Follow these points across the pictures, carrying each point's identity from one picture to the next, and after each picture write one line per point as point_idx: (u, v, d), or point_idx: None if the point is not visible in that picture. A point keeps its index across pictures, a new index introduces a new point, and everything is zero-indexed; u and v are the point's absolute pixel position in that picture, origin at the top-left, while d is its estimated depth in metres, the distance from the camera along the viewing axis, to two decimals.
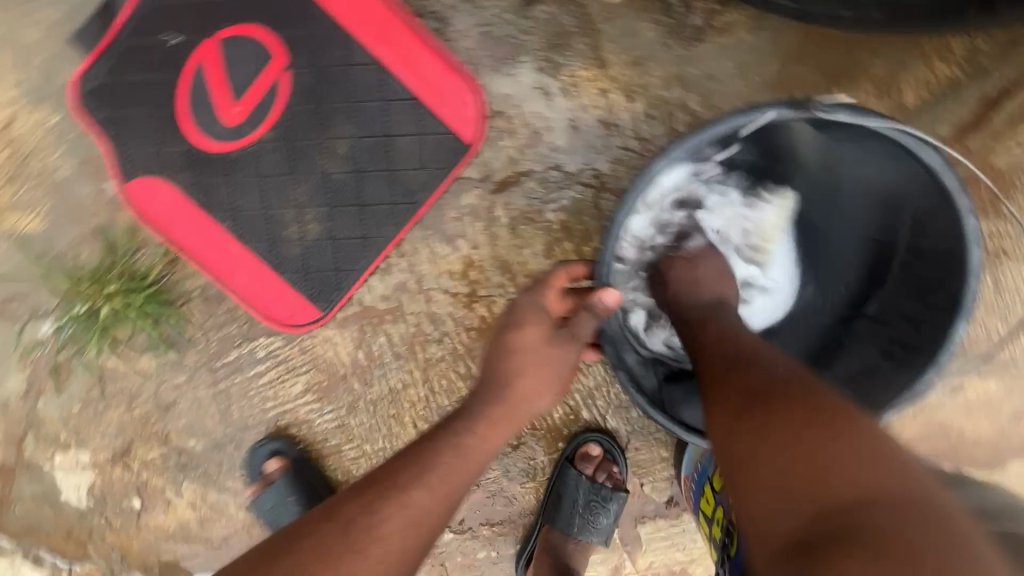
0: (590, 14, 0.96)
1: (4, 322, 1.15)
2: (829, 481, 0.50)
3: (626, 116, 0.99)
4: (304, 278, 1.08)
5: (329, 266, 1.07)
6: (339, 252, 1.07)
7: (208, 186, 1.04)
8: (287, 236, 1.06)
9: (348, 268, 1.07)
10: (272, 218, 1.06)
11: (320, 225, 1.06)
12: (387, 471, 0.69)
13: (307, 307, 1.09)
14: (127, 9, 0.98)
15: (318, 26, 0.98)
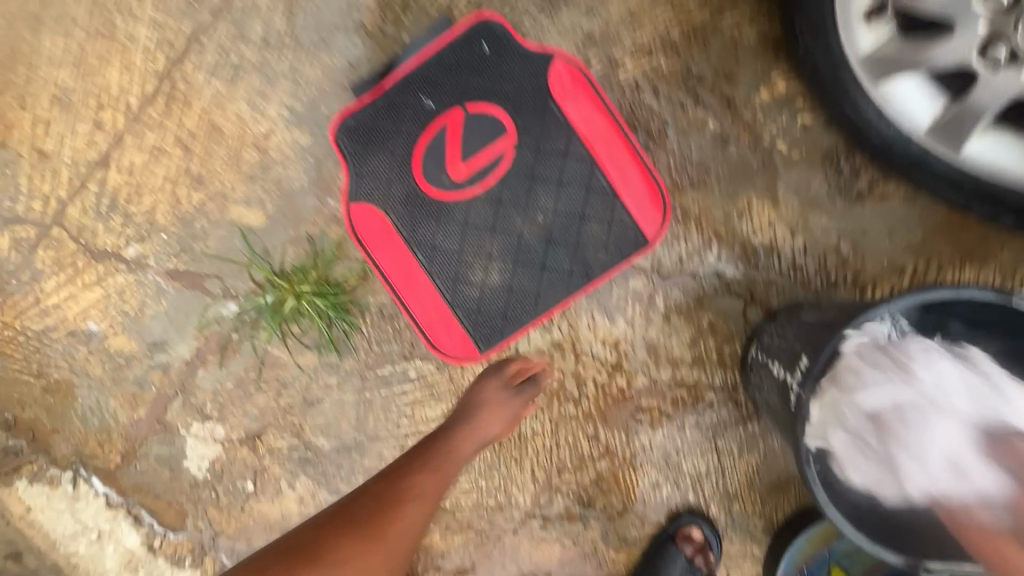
0: (773, 160, 1.16)
1: (196, 295, 1.28)
2: None
3: (786, 247, 1.17)
4: (474, 318, 1.22)
5: (499, 313, 1.21)
6: (511, 303, 1.21)
7: (417, 222, 1.21)
8: (470, 279, 1.21)
9: (515, 318, 1.21)
10: (462, 260, 1.21)
11: (502, 277, 1.21)
12: (391, 484, 0.99)
13: (468, 343, 1.22)
14: (399, 71, 1.20)
15: (549, 119, 1.19)
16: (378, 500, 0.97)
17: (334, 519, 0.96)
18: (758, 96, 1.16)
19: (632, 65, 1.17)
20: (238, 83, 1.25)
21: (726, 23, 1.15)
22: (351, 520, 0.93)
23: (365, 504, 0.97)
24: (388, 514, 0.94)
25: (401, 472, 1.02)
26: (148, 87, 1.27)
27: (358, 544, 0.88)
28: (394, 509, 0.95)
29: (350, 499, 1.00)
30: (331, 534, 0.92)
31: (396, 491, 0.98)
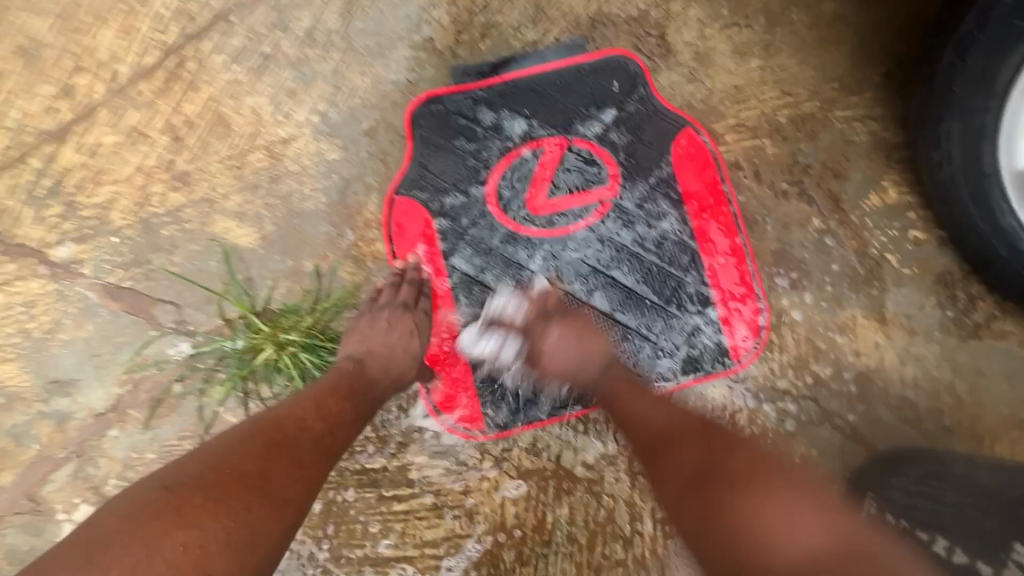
0: (882, 273, 1.01)
1: (136, 325, 0.95)
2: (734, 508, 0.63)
3: (893, 376, 0.98)
4: (498, 386, 0.96)
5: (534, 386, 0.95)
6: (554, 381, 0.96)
7: (470, 259, 0.98)
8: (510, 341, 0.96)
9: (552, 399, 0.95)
10: (508, 318, 0.97)
11: None
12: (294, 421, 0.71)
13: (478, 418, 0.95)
14: (504, 80, 1.02)
15: (657, 180, 1.01)
16: (285, 431, 0.69)
17: (182, 479, 0.61)
18: (867, 200, 1.02)
19: (733, 142, 1.03)
20: (263, 76, 1.01)
21: (837, 117, 1.04)
22: (226, 484, 0.61)
23: (249, 455, 0.64)
24: (294, 455, 0.67)
25: (298, 406, 0.73)
26: (147, 59, 1.01)
27: (252, 506, 0.60)
28: (298, 458, 0.68)
29: (220, 443, 0.66)
30: (196, 488, 0.60)
31: (290, 428, 0.69)
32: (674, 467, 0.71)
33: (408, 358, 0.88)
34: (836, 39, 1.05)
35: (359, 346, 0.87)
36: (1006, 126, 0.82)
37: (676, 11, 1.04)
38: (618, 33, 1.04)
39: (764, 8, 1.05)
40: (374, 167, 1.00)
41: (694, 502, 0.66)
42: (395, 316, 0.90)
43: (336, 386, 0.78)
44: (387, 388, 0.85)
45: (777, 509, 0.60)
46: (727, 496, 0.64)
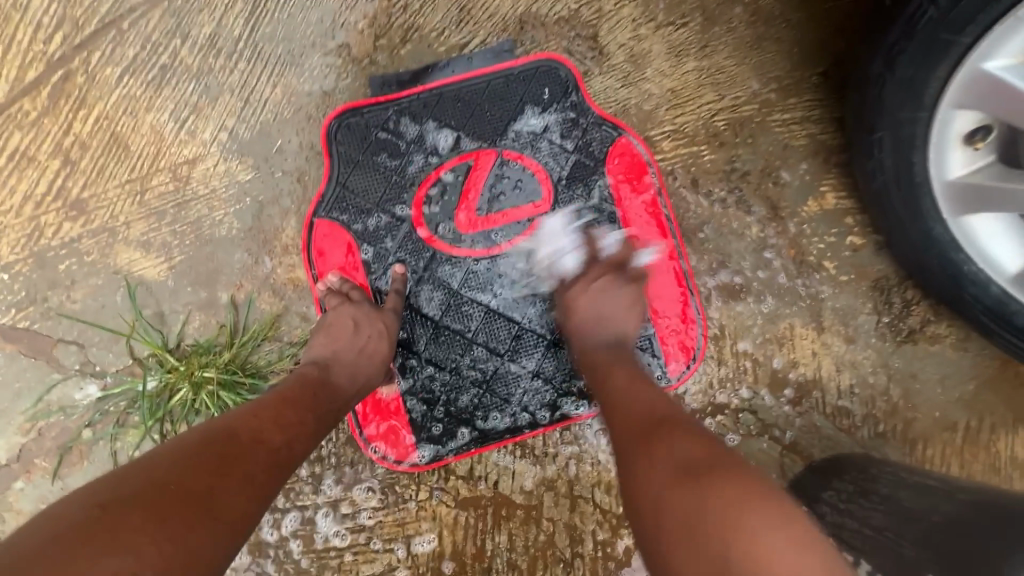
0: (819, 281, 1.00)
1: (36, 369, 0.88)
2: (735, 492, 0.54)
3: (830, 385, 0.98)
4: (431, 416, 0.92)
5: (466, 412, 0.92)
6: (487, 407, 0.93)
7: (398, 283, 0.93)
8: (440, 369, 0.92)
9: (485, 427, 0.92)
10: (438, 345, 0.92)
11: (480, 368, 0.93)
12: (246, 429, 0.62)
13: (410, 448, 0.92)
14: (429, 88, 0.95)
15: (592, 194, 0.98)
16: (232, 438, 0.60)
17: (122, 493, 0.51)
18: (806, 206, 1.00)
19: (670, 149, 0.99)
20: (163, 89, 0.93)
21: (775, 120, 1.01)
22: (181, 483, 0.53)
23: (199, 469, 0.55)
24: (250, 473, 0.58)
25: (254, 417, 0.64)
26: (30, 74, 0.91)
27: (199, 527, 0.50)
28: (250, 461, 0.59)
29: (163, 454, 0.56)
30: (141, 497, 0.50)
31: (246, 443, 0.60)
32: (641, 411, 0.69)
33: (376, 364, 0.81)
34: (773, 37, 1.01)
35: (326, 348, 0.80)
36: (935, 137, 0.79)
37: (608, 10, 0.99)
38: (548, 35, 0.98)
39: (701, 4, 1.00)
40: (290, 188, 0.93)
41: (684, 501, 0.55)
42: (362, 316, 0.84)
43: (297, 396, 0.70)
44: (354, 399, 0.78)
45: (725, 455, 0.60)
46: (703, 445, 0.61)
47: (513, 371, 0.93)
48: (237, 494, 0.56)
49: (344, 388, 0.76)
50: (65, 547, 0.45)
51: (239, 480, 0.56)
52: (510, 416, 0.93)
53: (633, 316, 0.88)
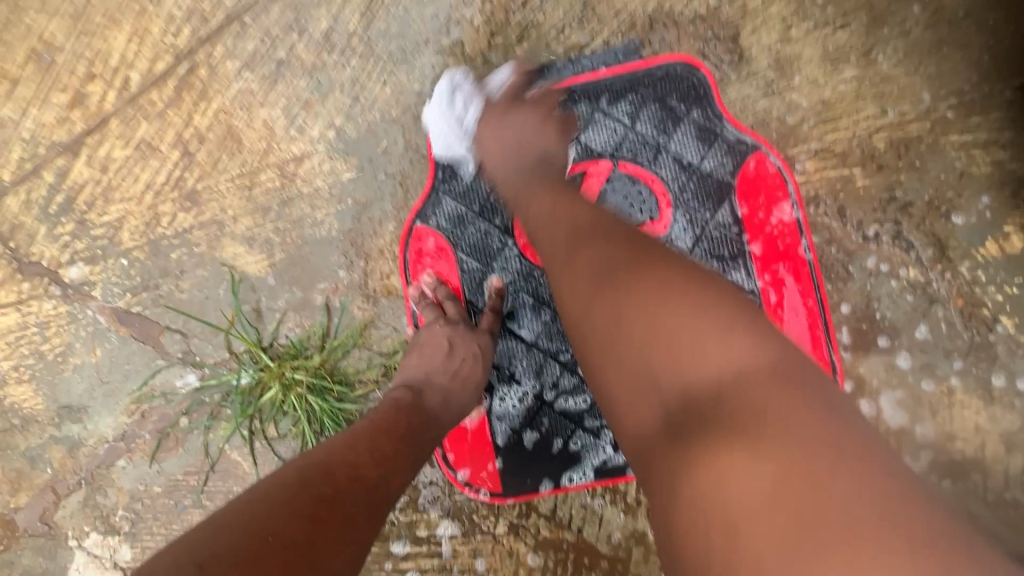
0: (995, 340, 0.82)
1: (144, 353, 0.91)
2: (705, 364, 0.49)
3: (994, 467, 0.82)
4: (516, 444, 0.85)
5: (555, 446, 0.85)
6: (576, 444, 0.84)
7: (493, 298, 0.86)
8: (529, 396, 0.85)
9: (572, 464, 0.84)
10: (530, 371, 0.85)
11: (572, 400, 0.85)
12: (346, 463, 0.57)
13: (493, 478, 0.85)
14: (546, 90, 0.88)
15: (719, 217, 0.86)
16: (328, 473, 0.55)
17: (228, 532, 0.46)
18: (983, 247, 0.83)
19: (814, 172, 0.85)
20: (277, 84, 0.92)
21: (951, 142, 0.84)
22: (281, 524, 0.48)
23: (300, 505, 0.50)
24: (349, 515, 0.53)
25: (352, 449, 0.60)
26: (159, 65, 0.94)
27: None
28: (347, 503, 0.53)
29: (266, 485, 0.53)
30: (243, 541, 0.46)
31: (343, 481, 0.55)
32: (577, 297, 0.59)
33: (470, 392, 0.76)
34: (960, 42, 0.84)
35: (418, 371, 0.75)
36: None
37: (754, 7, 0.86)
38: (679, 35, 0.87)
39: (868, 2, 0.85)
40: (392, 191, 0.89)
41: (648, 312, 0.53)
42: (458, 337, 0.79)
43: (393, 427, 0.65)
44: (447, 427, 0.73)
45: (691, 330, 0.51)
46: (650, 308, 0.53)
47: None
48: (342, 541, 0.50)
49: (434, 418, 0.71)
50: None
51: (337, 527, 0.51)
52: (601, 456, 0.84)
53: (552, 132, 0.79)
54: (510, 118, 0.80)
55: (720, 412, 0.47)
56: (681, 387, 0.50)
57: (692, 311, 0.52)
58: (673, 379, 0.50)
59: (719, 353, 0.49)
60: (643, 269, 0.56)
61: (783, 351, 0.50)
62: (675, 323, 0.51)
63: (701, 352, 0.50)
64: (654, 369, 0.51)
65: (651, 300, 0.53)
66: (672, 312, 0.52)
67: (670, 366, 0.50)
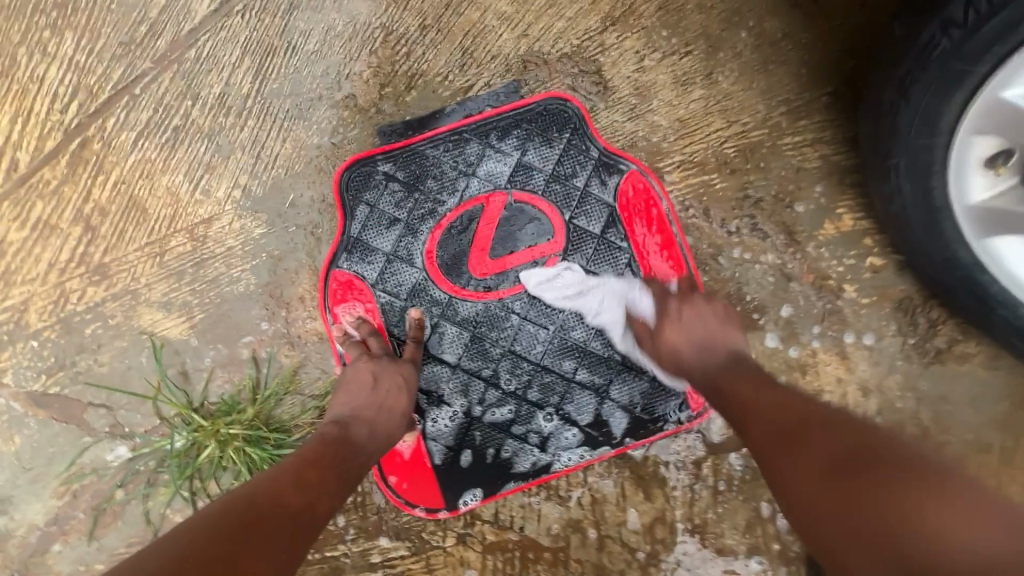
0: (842, 305, 0.98)
1: (68, 433, 0.90)
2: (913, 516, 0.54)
3: (856, 410, 0.97)
4: (453, 460, 0.92)
5: (488, 455, 0.93)
6: (507, 451, 0.93)
7: None
8: (458, 414, 0.93)
9: (506, 469, 0.93)
10: (456, 391, 0.93)
11: (499, 412, 0.93)
12: (269, 493, 0.62)
13: (434, 495, 0.92)
14: (438, 132, 0.96)
15: (606, 229, 0.97)
16: (250, 504, 0.60)
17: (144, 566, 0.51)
18: (822, 228, 0.99)
19: (681, 180, 0.98)
20: (176, 151, 0.94)
21: (786, 144, 0.99)
22: (202, 551, 0.53)
23: (221, 534, 0.55)
24: (270, 538, 0.58)
25: (277, 480, 0.65)
26: (49, 143, 0.94)
27: None
28: (268, 527, 0.58)
29: (191, 521, 0.57)
30: (162, 569, 0.51)
31: (264, 508, 0.60)
32: (766, 421, 0.72)
33: (396, 419, 0.81)
34: (781, 60, 1.00)
35: (345, 406, 0.80)
36: (954, 164, 0.79)
37: (611, 43, 0.99)
38: (551, 73, 0.98)
39: (704, 31, 0.99)
40: (304, 241, 0.94)
41: (837, 480, 0.61)
42: (381, 369, 0.84)
43: (318, 456, 0.70)
44: (376, 454, 0.77)
45: (880, 481, 0.58)
46: (851, 482, 0.60)
47: (532, 414, 0.93)
48: (261, 562, 0.55)
49: (361, 448, 0.75)
50: None
51: (257, 548, 0.56)
52: (532, 457, 0.93)
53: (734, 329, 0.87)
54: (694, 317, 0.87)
55: (930, 558, 0.51)
56: (893, 533, 0.54)
57: (876, 469, 0.60)
58: (908, 529, 0.54)
59: (951, 519, 0.53)
60: (805, 430, 0.68)
61: (1001, 520, 0.53)
62: (888, 521, 0.55)
63: (920, 509, 0.54)
64: (872, 521, 0.56)
65: (838, 479, 0.61)
66: (857, 468, 0.61)
67: (891, 509, 0.56)
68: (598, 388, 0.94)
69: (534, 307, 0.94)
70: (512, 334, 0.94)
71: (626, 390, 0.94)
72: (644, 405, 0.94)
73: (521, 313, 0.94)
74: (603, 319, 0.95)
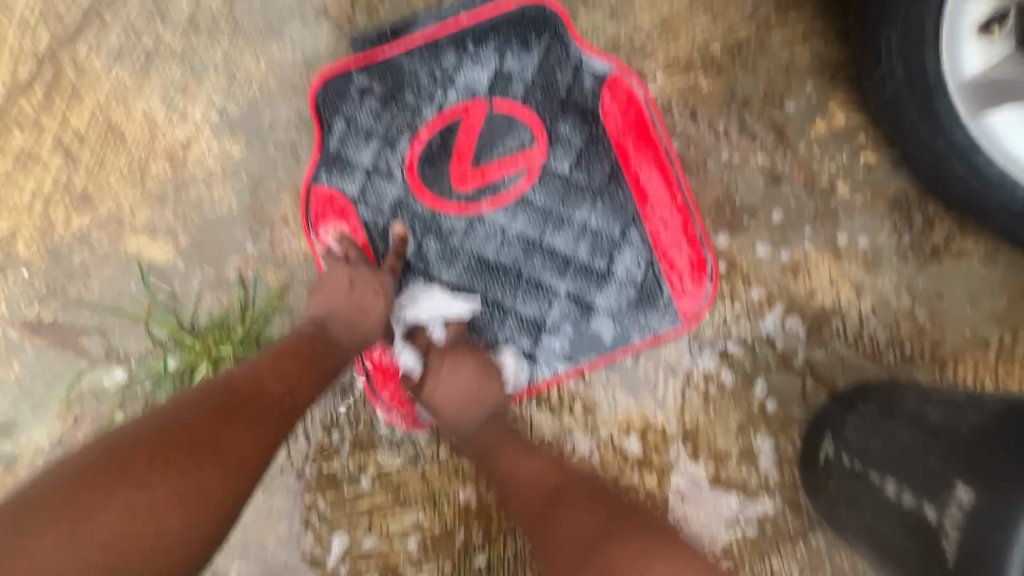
0: (835, 205, 0.95)
1: (65, 359, 0.92)
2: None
3: (850, 311, 0.95)
4: None
5: None
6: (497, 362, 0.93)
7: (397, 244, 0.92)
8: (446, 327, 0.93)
9: None
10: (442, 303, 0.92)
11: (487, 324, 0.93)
12: (249, 380, 0.68)
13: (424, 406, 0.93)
14: (413, 43, 0.93)
15: (590, 136, 0.94)
16: (230, 388, 0.67)
17: (138, 431, 0.59)
18: (814, 127, 0.95)
19: (666, 82, 0.95)
20: (149, 74, 0.93)
21: (776, 40, 0.95)
22: (189, 427, 0.60)
23: (206, 413, 0.62)
24: (251, 419, 0.65)
25: (256, 370, 0.70)
26: (21, 72, 0.93)
27: (209, 466, 0.58)
28: (249, 408, 0.66)
29: (180, 401, 0.64)
30: (154, 440, 0.58)
31: (246, 393, 0.67)
32: (568, 534, 0.72)
33: (372, 321, 0.83)
34: None
35: (322, 306, 0.82)
36: (948, 32, 0.77)
37: None
38: None
39: None
40: (284, 160, 0.93)
41: (585, 527, 0.72)
42: (358, 274, 0.85)
43: (296, 350, 0.75)
44: (353, 350, 0.82)
45: (627, 540, 0.69)
46: (614, 545, 0.68)
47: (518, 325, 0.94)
48: (242, 438, 0.63)
49: (337, 345, 0.79)
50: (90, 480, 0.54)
51: (240, 428, 0.63)
52: (520, 367, 0.93)
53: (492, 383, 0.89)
54: (458, 370, 0.89)
55: None
56: None
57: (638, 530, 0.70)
58: None
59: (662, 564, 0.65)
60: (611, 518, 0.72)
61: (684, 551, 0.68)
62: (594, 528, 0.71)
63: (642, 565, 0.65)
64: None
65: (553, 529, 0.75)
66: (621, 544, 0.68)
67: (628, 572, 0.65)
68: (585, 297, 0.94)
69: (519, 218, 0.93)
70: (497, 246, 0.93)
71: (613, 297, 0.94)
72: (631, 313, 0.94)
73: (506, 225, 0.93)
74: (588, 228, 0.94)
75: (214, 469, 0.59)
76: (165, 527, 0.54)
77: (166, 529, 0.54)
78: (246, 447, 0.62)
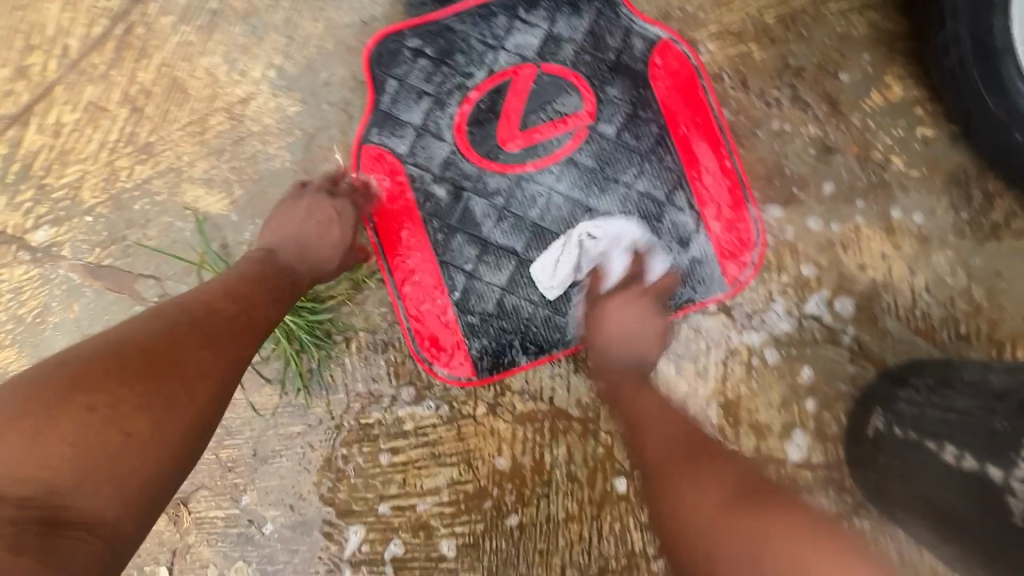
0: (888, 178, 0.93)
1: (122, 302, 0.95)
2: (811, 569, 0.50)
3: (902, 287, 0.92)
4: (483, 329, 0.94)
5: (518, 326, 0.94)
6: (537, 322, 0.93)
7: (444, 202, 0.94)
8: (488, 285, 0.94)
9: (535, 340, 0.93)
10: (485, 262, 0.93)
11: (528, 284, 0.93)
12: (219, 308, 0.69)
13: (462, 363, 0.94)
14: (467, 7, 0.95)
15: (639, 102, 0.95)
16: (192, 314, 0.67)
17: (86, 352, 0.59)
18: (868, 99, 0.94)
19: (718, 50, 0.95)
20: (213, 33, 0.97)
21: (831, 11, 0.94)
22: (143, 346, 0.60)
23: (163, 333, 0.63)
24: (204, 335, 0.65)
25: (212, 293, 0.71)
26: (96, 29, 0.97)
27: (166, 379, 0.59)
28: (218, 336, 0.66)
29: (135, 323, 0.64)
30: (110, 355, 0.59)
31: (196, 312, 0.67)
32: (669, 455, 0.65)
33: (327, 245, 0.85)
34: None
35: (274, 231, 0.85)
36: None
37: None
38: None
39: None
40: (337, 118, 0.95)
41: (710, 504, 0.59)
42: (318, 203, 0.87)
43: (251, 278, 0.76)
44: (307, 274, 0.82)
45: (782, 534, 0.53)
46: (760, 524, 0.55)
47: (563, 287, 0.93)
48: (195, 354, 0.63)
49: (292, 269, 0.81)
50: (36, 396, 0.54)
51: (198, 347, 0.63)
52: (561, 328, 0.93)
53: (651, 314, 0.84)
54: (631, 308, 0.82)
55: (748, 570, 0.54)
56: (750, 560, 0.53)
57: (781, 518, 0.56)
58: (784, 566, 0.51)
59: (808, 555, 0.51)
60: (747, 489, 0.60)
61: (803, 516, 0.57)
62: (711, 511, 0.58)
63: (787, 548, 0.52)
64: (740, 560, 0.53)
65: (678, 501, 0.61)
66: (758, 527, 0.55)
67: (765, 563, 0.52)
68: None
69: (565, 181, 0.94)
70: (543, 207, 0.93)
71: None
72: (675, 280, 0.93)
73: (552, 186, 0.94)
74: (634, 193, 0.94)
75: (161, 385, 0.59)
76: (125, 443, 0.55)
77: (115, 442, 0.54)
78: (205, 365, 0.63)
